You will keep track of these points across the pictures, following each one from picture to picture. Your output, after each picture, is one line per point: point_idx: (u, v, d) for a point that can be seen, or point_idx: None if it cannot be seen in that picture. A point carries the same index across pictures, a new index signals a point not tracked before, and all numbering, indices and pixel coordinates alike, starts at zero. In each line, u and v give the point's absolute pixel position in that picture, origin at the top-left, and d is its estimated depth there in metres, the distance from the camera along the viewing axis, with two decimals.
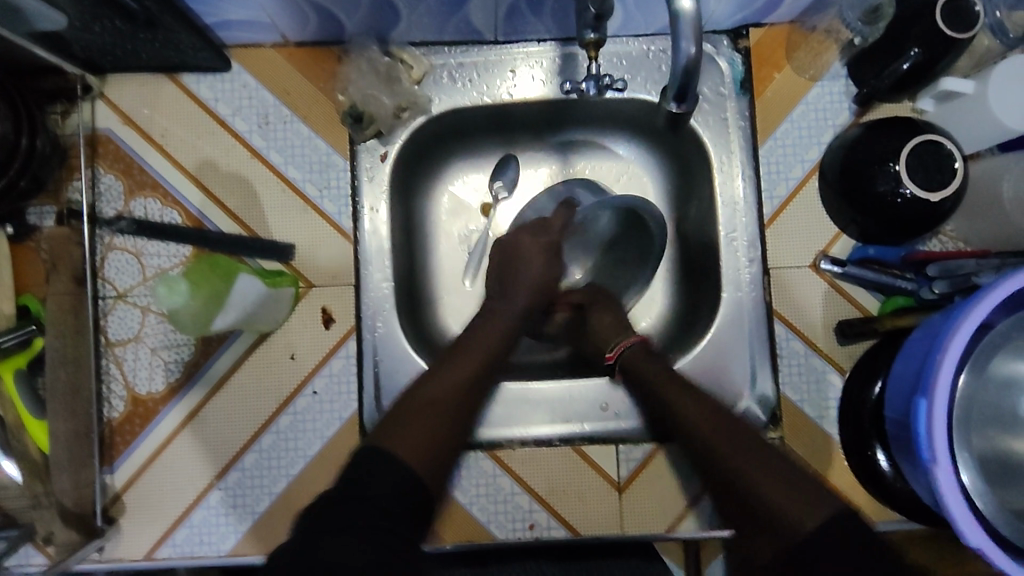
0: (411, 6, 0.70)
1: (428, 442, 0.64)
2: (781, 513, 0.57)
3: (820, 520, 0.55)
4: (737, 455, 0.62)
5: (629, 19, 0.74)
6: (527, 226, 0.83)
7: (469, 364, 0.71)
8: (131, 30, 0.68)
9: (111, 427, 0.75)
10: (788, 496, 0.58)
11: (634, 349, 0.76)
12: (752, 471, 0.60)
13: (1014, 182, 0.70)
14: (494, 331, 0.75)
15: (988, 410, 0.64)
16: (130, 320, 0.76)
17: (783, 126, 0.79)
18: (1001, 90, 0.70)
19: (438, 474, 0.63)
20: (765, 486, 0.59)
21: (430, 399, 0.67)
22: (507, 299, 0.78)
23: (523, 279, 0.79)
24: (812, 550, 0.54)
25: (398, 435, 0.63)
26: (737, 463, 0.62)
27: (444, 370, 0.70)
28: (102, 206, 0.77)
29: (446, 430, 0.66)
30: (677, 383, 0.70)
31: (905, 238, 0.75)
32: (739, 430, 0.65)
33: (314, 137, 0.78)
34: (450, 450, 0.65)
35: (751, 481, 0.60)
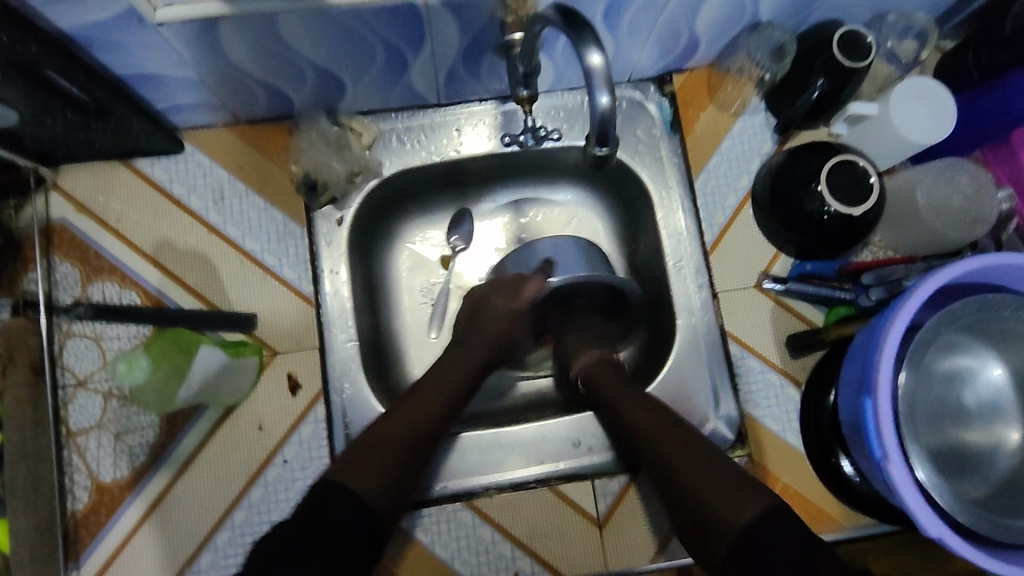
0: (355, 78, 0.74)
1: (379, 476, 0.64)
2: (723, 507, 0.59)
3: (753, 517, 0.57)
4: (679, 459, 0.64)
5: (561, 73, 0.80)
6: (497, 285, 0.83)
7: (429, 407, 0.71)
8: (82, 120, 0.70)
9: (75, 519, 0.73)
10: (722, 493, 0.60)
11: (596, 372, 0.78)
12: (697, 476, 0.62)
13: (927, 190, 0.77)
14: (454, 375, 0.76)
15: (935, 404, 0.69)
16: (91, 408, 0.75)
17: (714, 159, 0.85)
18: (902, 109, 0.76)
19: (380, 501, 0.63)
20: (708, 489, 0.61)
21: (386, 436, 0.67)
22: (467, 346, 0.79)
23: (481, 331, 0.80)
24: (756, 540, 0.56)
25: (353, 467, 0.63)
26: (681, 465, 0.64)
27: (402, 410, 0.70)
28: (59, 293, 0.77)
29: (396, 462, 0.66)
30: (630, 394, 0.73)
31: (838, 252, 0.81)
32: (683, 435, 0.67)
33: (270, 209, 0.80)
34: (397, 487, 0.65)
35: (699, 484, 0.62)
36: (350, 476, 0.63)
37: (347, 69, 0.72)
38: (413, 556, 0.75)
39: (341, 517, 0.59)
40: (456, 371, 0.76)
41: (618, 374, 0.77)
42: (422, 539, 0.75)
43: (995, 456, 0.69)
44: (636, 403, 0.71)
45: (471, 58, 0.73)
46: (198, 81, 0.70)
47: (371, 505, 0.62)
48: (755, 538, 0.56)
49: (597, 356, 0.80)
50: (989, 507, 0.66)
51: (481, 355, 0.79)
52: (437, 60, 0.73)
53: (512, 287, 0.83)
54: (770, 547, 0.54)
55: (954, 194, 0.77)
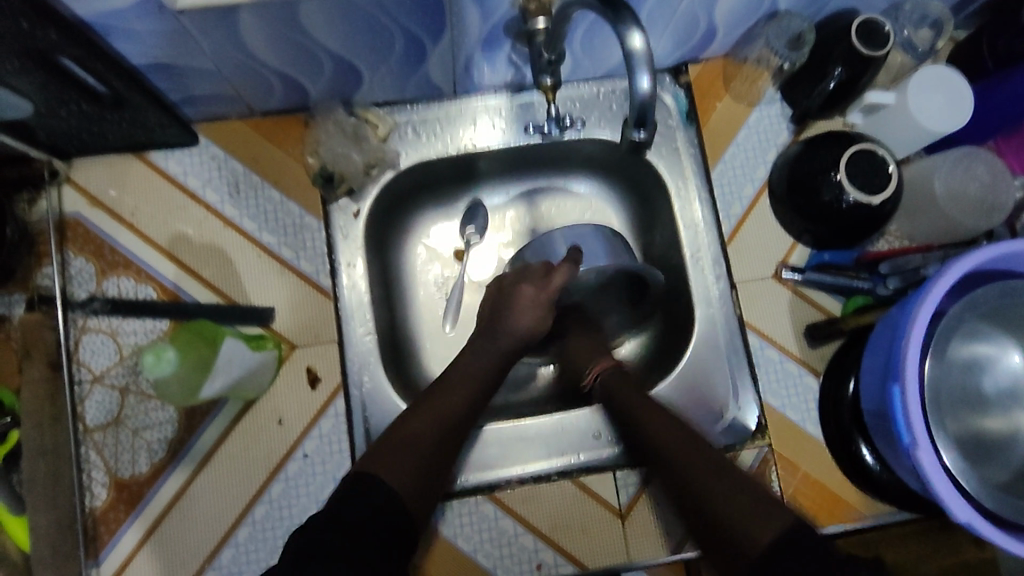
0: (373, 68, 0.74)
1: (411, 471, 0.64)
2: (741, 524, 0.59)
3: (776, 534, 0.57)
4: (700, 478, 0.64)
5: (578, 63, 0.80)
6: (529, 273, 0.81)
7: (453, 400, 0.71)
8: (97, 111, 0.69)
9: (94, 516, 0.72)
10: (740, 511, 0.60)
11: (611, 383, 0.78)
12: (717, 496, 0.62)
13: (943, 180, 0.78)
14: (478, 367, 0.75)
15: (958, 392, 0.69)
16: (108, 403, 0.74)
17: (730, 150, 0.85)
18: (919, 98, 0.76)
19: (412, 495, 0.63)
20: (728, 509, 0.61)
21: (411, 431, 0.67)
22: (494, 339, 0.78)
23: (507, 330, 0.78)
24: (770, 558, 0.55)
25: (383, 462, 0.64)
26: (702, 484, 0.64)
27: (428, 404, 0.70)
28: (74, 288, 0.76)
29: (426, 455, 0.66)
30: (648, 409, 0.73)
31: (856, 241, 0.81)
32: (705, 458, 0.66)
33: (286, 201, 0.79)
34: (428, 479, 0.65)
35: (715, 502, 0.62)
36: (381, 471, 0.63)
37: (365, 58, 0.72)
38: (436, 549, 0.75)
39: (356, 511, 0.59)
40: (482, 363, 0.76)
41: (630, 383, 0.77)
42: (444, 531, 0.75)
43: (1018, 443, 0.69)
44: (652, 416, 0.72)
45: (489, 47, 0.73)
46: (215, 71, 0.69)
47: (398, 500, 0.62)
48: (778, 555, 0.55)
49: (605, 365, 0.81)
50: (1011, 492, 0.67)
51: (511, 347, 0.78)
52: (455, 49, 0.72)
53: (537, 278, 0.81)
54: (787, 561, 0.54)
55: (971, 182, 0.78)
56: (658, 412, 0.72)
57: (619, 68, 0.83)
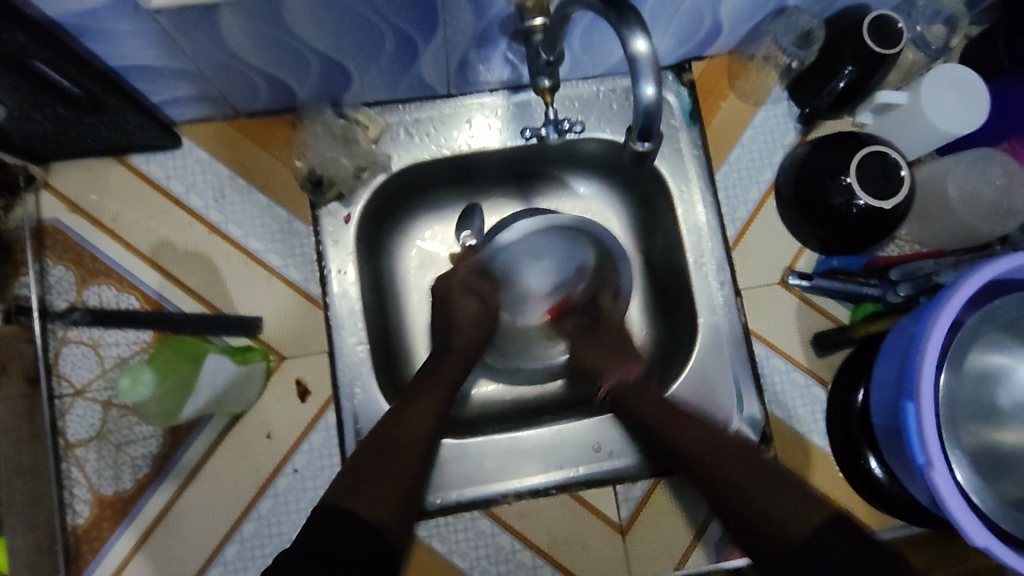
0: (363, 67, 0.71)
1: (382, 496, 0.60)
2: (777, 523, 0.57)
3: (816, 527, 0.55)
4: (739, 473, 0.62)
5: (577, 61, 0.76)
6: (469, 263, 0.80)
7: (425, 411, 0.69)
8: (74, 115, 0.66)
9: (76, 535, 0.70)
10: (786, 505, 0.58)
11: (624, 393, 0.74)
12: (758, 490, 0.60)
13: (958, 183, 0.75)
14: (444, 376, 0.74)
15: (969, 406, 0.66)
16: (90, 418, 0.71)
17: (735, 151, 0.82)
18: (933, 98, 0.73)
19: (386, 523, 0.59)
20: (775, 505, 0.58)
21: (384, 445, 0.65)
22: (451, 337, 0.77)
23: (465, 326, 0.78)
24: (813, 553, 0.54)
25: (351, 491, 0.60)
26: (733, 480, 0.62)
27: (398, 417, 0.68)
28: (53, 298, 0.73)
29: (395, 479, 0.63)
30: (670, 407, 0.71)
31: (866, 246, 0.78)
32: (744, 453, 0.64)
33: (273, 207, 0.76)
34: (402, 505, 0.62)
35: (748, 502, 0.60)
36: (348, 500, 0.59)
37: (354, 58, 0.68)
38: (432, 566, 0.73)
39: (337, 530, 0.56)
40: (442, 379, 0.74)
41: (643, 387, 0.74)
42: (439, 548, 0.73)
43: None
44: (660, 413, 0.70)
45: (485, 45, 0.70)
46: (196, 72, 0.66)
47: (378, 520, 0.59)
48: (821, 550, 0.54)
49: (629, 367, 0.76)
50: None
51: (465, 351, 0.77)
52: (449, 48, 0.69)
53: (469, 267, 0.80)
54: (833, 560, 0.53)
55: (986, 185, 0.75)
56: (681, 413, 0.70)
57: (619, 66, 0.80)
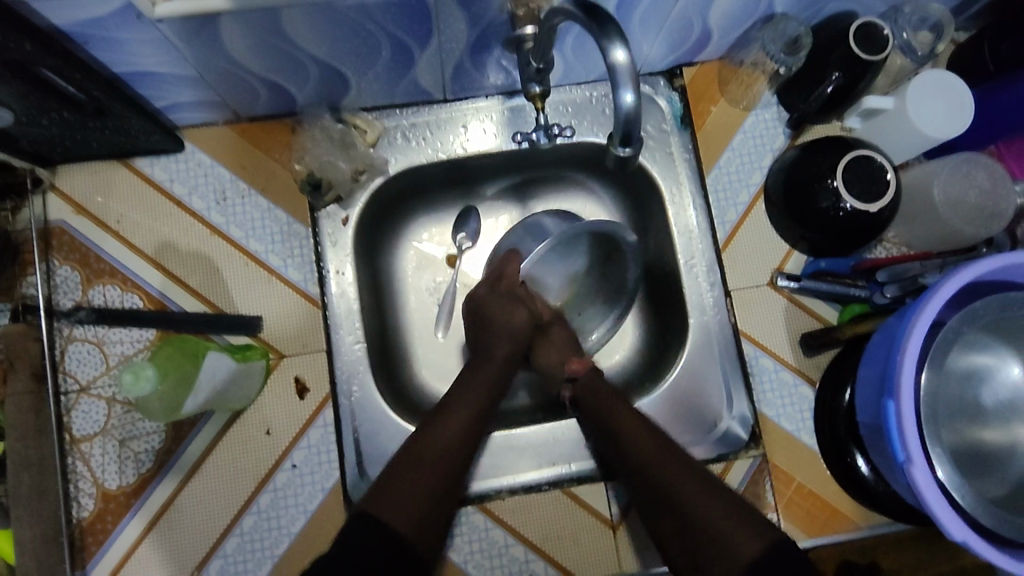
0: (360, 73, 0.73)
1: (417, 505, 0.63)
2: (726, 537, 0.59)
3: (761, 548, 0.58)
4: (685, 487, 0.64)
5: (569, 67, 0.78)
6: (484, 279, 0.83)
7: (463, 416, 0.70)
8: (80, 120, 0.69)
9: (81, 527, 0.72)
10: (733, 521, 0.60)
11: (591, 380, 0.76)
12: (702, 503, 0.62)
13: (943, 187, 0.76)
14: (483, 379, 0.75)
15: (953, 403, 0.68)
16: (95, 414, 0.73)
17: (725, 155, 0.84)
18: (918, 104, 0.75)
19: (421, 530, 0.62)
20: (711, 514, 0.61)
21: (420, 455, 0.66)
22: (495, 343, 0.78)
23: (506, 337, 0.78)
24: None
25: (383, 500, 0.62)
26: (680, 490, 0.64)
27: (436, 425, 0.69)
28: (59, 297, 0.75)
29: (434, 483, 0.65)
30: (626, 407, 0.72)
31: (852, 247, 0.79)
32: (689, 463, 0.66)
33: (274, 209, 0.78)
34: (435, 511, 0.64)
35: (699, 513, 0.62)
36: (384, 506, 0.62)
37: (351, 65, 0.70)
38: None
39: (365, 549, 0.58)
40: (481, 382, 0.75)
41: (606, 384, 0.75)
42: None
43: (1014, 456, 0.68)
44: (635, 420, 0.70)
45: (479, 52, 0.72)
46: (198, 78, 0.68)
47: (402, 534, 0.61)
48: (764, 572, 0.56)
49: (578, 364, 0.77)
50: (1007, 506, 0.66)
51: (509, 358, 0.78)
52: (444, 55, 0.71)
53: (493, 279, 0.82)
54: (778, 572, 0.56)
55: (971, 188, 0.76)
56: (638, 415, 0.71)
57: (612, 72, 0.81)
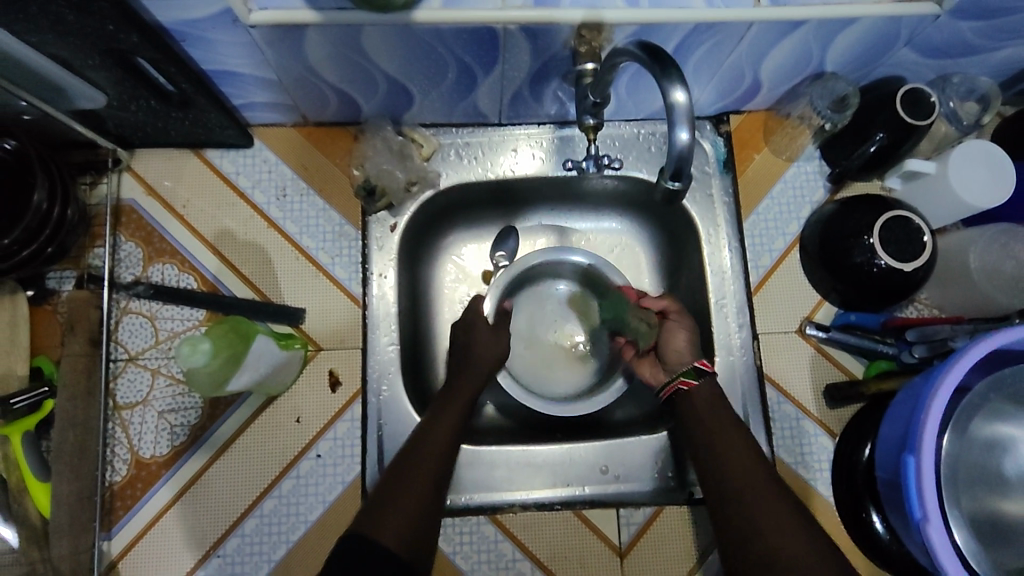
0: (424, 91, 0.77)
1: (406, 526, 0.63)
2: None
3: None
4: (764, 518, 0.61)
5: (622, 105, 0.82)
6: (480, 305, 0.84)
7: (442, 435, 0.71)
8: (164, 109, 0.74)
9: (112, 491, 0.75)
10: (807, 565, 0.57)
11: (706, 397, 0.72)
12: (767, 527, 0.60)
13: (979, 255, 0.78)
14: (463, 395, 0.76)
15: (975, 471, 0.68)
16: (139, 383, 0.77)
17: (764, 203, 0.86)
18: (961, 172, 0.76)
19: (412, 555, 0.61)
20: (786, 554, 0.58)
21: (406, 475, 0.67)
22: (460, 377, 0.78)
23: (471, 376, 0.78)
24: None
25: (373, 520, 0.62)
26: (758, 523, 0.61)
27: (417, 446, 0.70)
28: (121, 270, 0.79)
29: (421, 506, 0.64)
30: (709, 434, 0.70)
31: (883, 304, 0.81)
32: (770, 485, 0.64)
33: (328, 209, 0.83)
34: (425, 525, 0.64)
35: (771, 545, 0.59)
36: (373, 525, 0.62)
37: (418, 82, 0.75)
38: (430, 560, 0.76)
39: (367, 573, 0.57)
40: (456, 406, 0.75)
41: (722, 402, 0.72)
42: (443, 548, 0.76)
43: None
44: (738, 444, 0.68)
45: (539, 83, 0.76)
46: (276, 81, 0.73)
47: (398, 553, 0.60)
48: None
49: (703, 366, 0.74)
50: None
51: (470, 391, 0.77)
52: (505, 82, 0.75)
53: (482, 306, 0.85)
54: None
55: (1006, 259, 0.77)
56: (742, 442, 0.68)
57: (661, 112, 0.85)
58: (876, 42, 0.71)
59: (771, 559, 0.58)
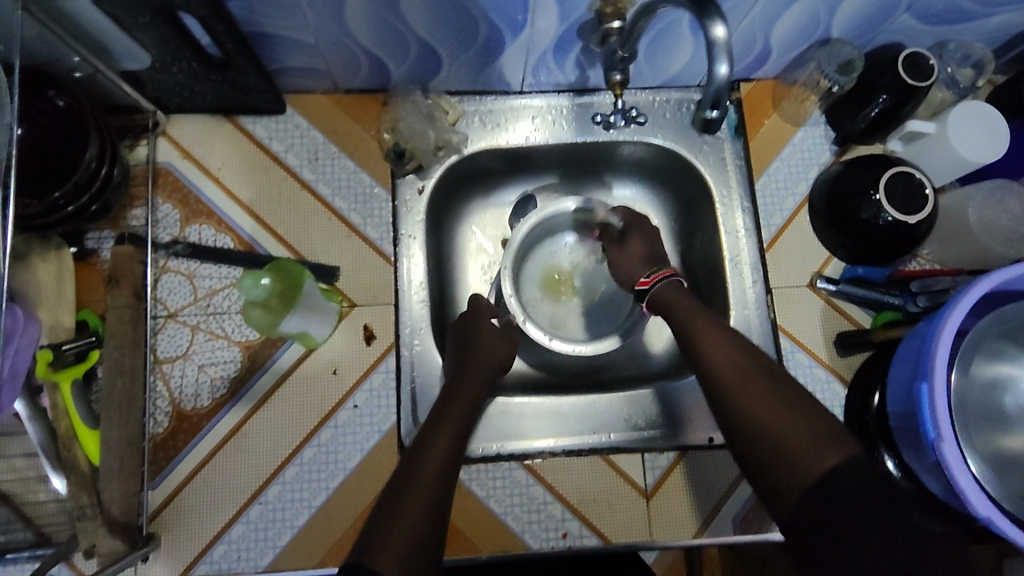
0: (453, 56, 0.81)
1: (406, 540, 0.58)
2: (799, 458, 0.59)
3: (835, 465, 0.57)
4: (754, 399, 0.64)
5: (640, 72, 0.87)
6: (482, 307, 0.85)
7: (442, 447, 0.67)
8: (204, 72, 0.76)
9: (154, 442, 0.77)
10: (800, 441, 0.60)
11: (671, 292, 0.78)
12: (762, 411, 0.63)
13: (978, 210, 0.82)
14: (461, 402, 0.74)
15: (982, 407, 0.73)
16: (179, 339, 0.79)
17: (774, 164, 0.91)
18: (960, 131, 0.81)
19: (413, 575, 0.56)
20: (778, 430, 0.61)
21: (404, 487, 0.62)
22: (457, 390, 0.75)
23: (472, 384, 0.76)
24: (825, 492, 0.56)
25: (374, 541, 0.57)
26: (749, 403, 0.64)
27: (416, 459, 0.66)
28: (159, 231, 0.82)
29: (422, 520, 0.60)
30: (705, 326, 0.72)
31: (890, 257, 0.85)
32: (758, 369, 0.67)
33: (359, 172, 0.86)
34: (427, 547, 0.58)
35: (767, 424, 0.62)
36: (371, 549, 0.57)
37: (448, 46, 0.78)
38: (464, 505, 0.79)
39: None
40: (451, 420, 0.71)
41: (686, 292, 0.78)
42: (477, 492, 0.79)
43: None
44: (717, 333, 0.71)
45: (563, 47, 0.80)
46: (314, 45, 0.76)
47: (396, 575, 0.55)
48: (836, 486, 0.56)
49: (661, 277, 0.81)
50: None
51: (469, 405, 0.74)
52: (531, 46, 0.79)
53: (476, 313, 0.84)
54: (847, 496, 0.55)
55: (1002, 212, 0.82)
56: (721, 330, 0.71)
57: (675, 80, 0.90)
58: (879, 8, 0.76)
59: (768, 445, 0.61)
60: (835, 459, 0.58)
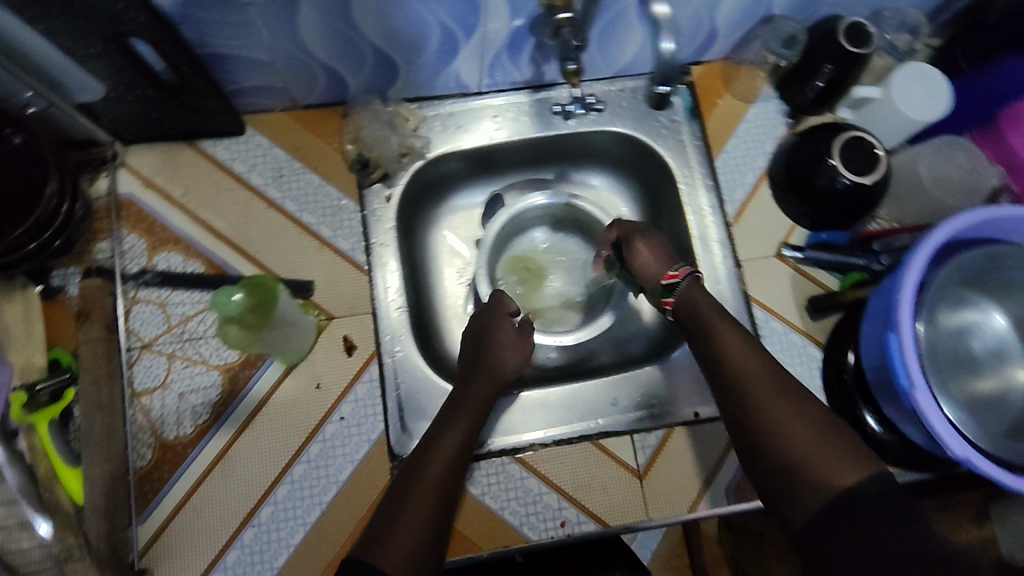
0: (409, 62, 0.81)
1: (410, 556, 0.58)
2: (818, 469, 0.59)
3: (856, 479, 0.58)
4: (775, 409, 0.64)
5: (594, 64, 0.89)
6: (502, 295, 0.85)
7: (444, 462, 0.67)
8: (160, 98, 0.76)
9: (139, 475, 0.75)
10: (822, 457, 0.60)
11: (692, 293, 0.76)
12: (780, 416, 0.63)
13: (929, 167, 0.85)
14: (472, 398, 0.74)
15: (951, 353, 0.75)
16: (156, 368, 0.78)
17: (732, 142, 0.93)
18: (903, 92, 0.84)
19: None
20: (796, 441, 0.61)
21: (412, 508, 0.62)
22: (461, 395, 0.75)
23: (472, 394, 0.75)
24: (845, 506, 0.56)
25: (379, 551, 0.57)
26: (763, 408, 0.64)
27: (419, 476, 0.65)
28: (126, 263, 0.81)
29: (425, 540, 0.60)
30: (725, 330, 0.71)
31: (850, 220, 0.88)
32: (780, 378, 0.66)
33: (325, 185, 0.86)
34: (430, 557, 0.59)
35: (790, 432, 0.62)
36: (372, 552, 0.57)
37: (403, 53, 0.79)
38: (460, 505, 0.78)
39: None
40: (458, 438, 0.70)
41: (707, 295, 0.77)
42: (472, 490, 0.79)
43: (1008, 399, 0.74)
44: (737, 340, 0.70)
45: (516, 45, 0.81)
46: (269, 62, 0.76)
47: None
48: (856, 500, 0.56)
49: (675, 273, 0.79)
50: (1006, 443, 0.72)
51: (475, 408, 0.73)
52: (485, 46, 0.80)
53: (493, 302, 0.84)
54: (868, 511, 0.55)
55: (952, 167, 0.85)
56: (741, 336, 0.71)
57: (629, 69, 0.92)
58: None
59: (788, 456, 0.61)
60: (855, 476, 0.58)
